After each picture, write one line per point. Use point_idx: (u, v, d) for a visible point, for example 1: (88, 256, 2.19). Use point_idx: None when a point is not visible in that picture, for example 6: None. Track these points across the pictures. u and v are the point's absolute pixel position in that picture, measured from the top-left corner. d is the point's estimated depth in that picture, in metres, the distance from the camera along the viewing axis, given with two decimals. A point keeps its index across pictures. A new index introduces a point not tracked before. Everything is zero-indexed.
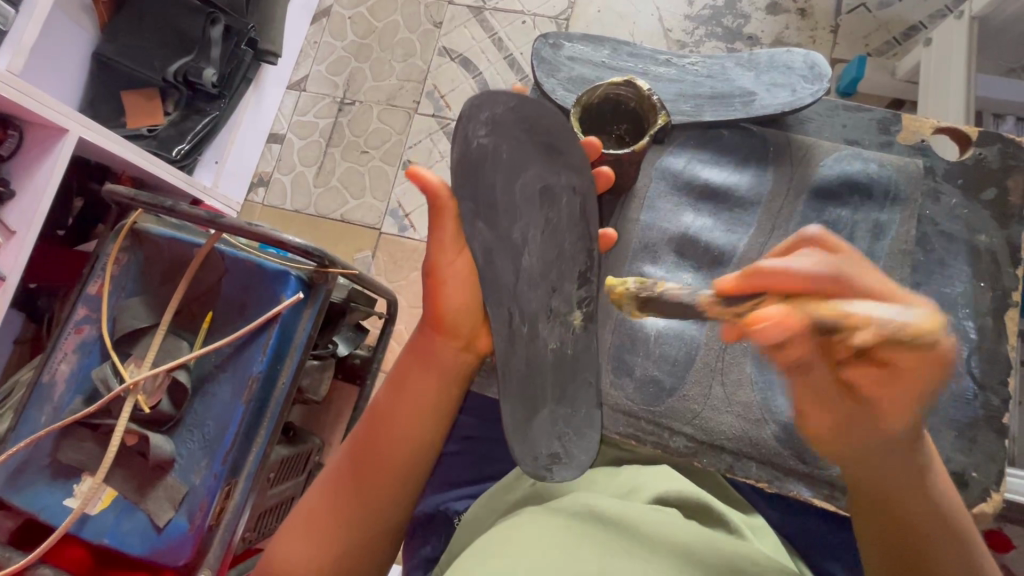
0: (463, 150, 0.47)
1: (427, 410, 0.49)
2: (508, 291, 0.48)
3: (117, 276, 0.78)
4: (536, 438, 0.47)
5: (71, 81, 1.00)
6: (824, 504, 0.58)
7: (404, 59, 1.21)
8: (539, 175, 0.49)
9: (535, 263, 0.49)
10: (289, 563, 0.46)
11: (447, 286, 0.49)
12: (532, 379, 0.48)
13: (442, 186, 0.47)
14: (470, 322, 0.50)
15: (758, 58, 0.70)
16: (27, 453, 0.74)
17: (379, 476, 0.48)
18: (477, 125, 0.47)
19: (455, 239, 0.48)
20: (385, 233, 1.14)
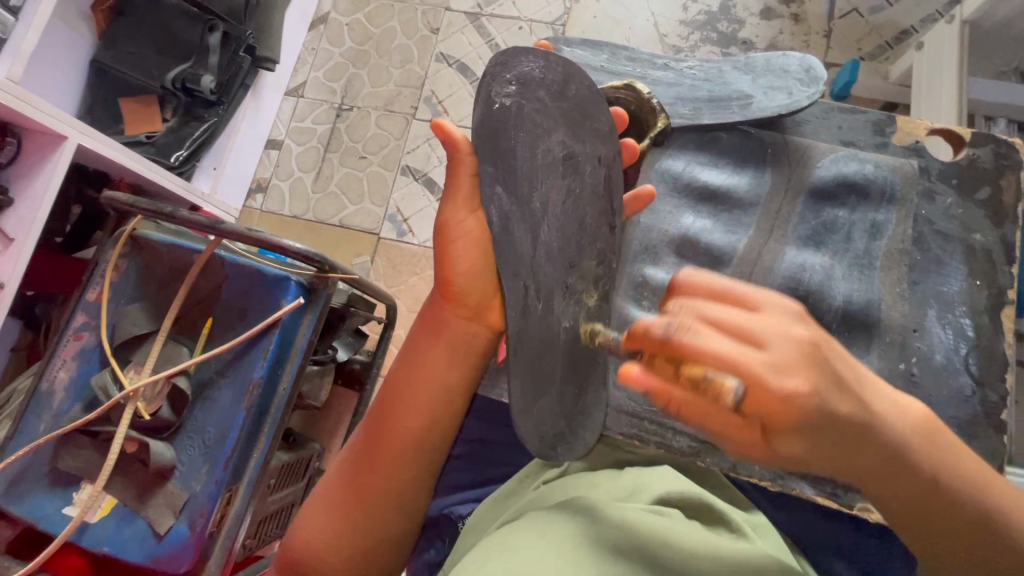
0: (486, 109, 0.46)
1: (434, 387, 0.52)
2: (527, 262, 0.45)
3: (117, 282, 0.78)
4: (542, 419, 0.48)
5: (70, 89, 1.00)
6: (826, 502, 0.59)
7: (402, 65, 1.22)
8: (563, 140, 0.47)
9: (553, 236, 0.47)
10: (310, 530, 0.52)
11: (457, 247, 0.48)
12: (543, 360, 0.46)
13: (463, 139, 0.46)
14: (481, 290, 0.50)
15: (755, 62, 0.71)
16: (26, 461, 0.74)
17: (387, 452, 0.52)
18: (503, 82, 0.46)
19: (469, 199, 0.47)
20: (384, 238, 1.14)
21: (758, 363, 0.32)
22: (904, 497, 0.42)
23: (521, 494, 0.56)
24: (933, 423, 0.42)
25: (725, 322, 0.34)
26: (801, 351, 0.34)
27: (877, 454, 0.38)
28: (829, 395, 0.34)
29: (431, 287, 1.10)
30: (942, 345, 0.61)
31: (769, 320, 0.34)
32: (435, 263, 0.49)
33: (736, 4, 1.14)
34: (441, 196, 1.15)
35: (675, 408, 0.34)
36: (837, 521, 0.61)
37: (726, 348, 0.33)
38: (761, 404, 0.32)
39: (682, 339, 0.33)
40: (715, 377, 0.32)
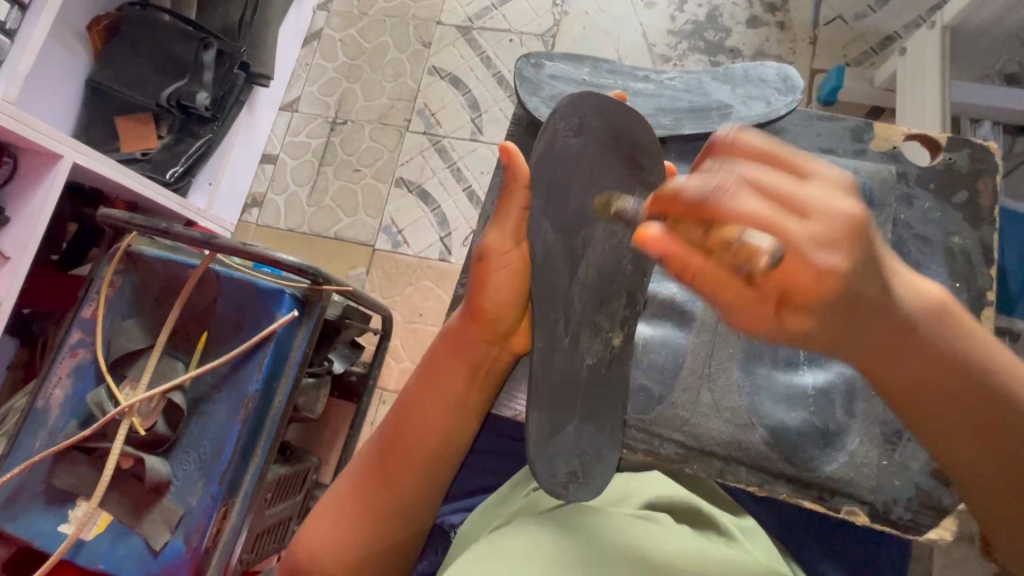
0: (548, 145, 0.45)
1: (453, 407, 0.54)
2: (563, 299, 0.48)
3: (112, 298, 0.78)
4: (558, 455, 0.48)
5: (65, 108, 1.02)
6: (813, 506, 0.59)
7: (394, 79, 1.24)
8: (614, 185, 0.50)
9: (590, 272, 0.50)
10: (320, 540, 0.52)
11: (496, 275, 0.50)
12: (565, 387, 0.49)
13: (525, 173, 0.46)
14: (509, 316, 0.52)
15: (734, 73, 0.72)
16: (21, 479, 0.74)
17: (401, 462, 0.53)
18: (569, 123, 0.46)
19: (517, 230, 0.48)
20: (378, 249, 1.15)
21: (798, 237, 0.32)
22: (916, 370, 0.40)
23: (513, 501, 0.56)
24: (950, 302, 0.41)
25: (771, 182, 0.33)
26: (846, 225, 0.33)
27: (888, 323, 0.38)
28: (862, 271, 0.34)
29: (426, 297, 1.11)
30: None
31: (813, 190, 0.33)
32: (471, 287, 0.51)
33: (723, 13, 1.15)
34: (435, 207, 1.16)
35: (690, 277, 0.35)
36: (826, 522, 0.61)
37: (759, 206, 0.32)
38: (787, 272, 0.33)
39: (717, 200, 0.32)
40: (747, 240, 0.33)
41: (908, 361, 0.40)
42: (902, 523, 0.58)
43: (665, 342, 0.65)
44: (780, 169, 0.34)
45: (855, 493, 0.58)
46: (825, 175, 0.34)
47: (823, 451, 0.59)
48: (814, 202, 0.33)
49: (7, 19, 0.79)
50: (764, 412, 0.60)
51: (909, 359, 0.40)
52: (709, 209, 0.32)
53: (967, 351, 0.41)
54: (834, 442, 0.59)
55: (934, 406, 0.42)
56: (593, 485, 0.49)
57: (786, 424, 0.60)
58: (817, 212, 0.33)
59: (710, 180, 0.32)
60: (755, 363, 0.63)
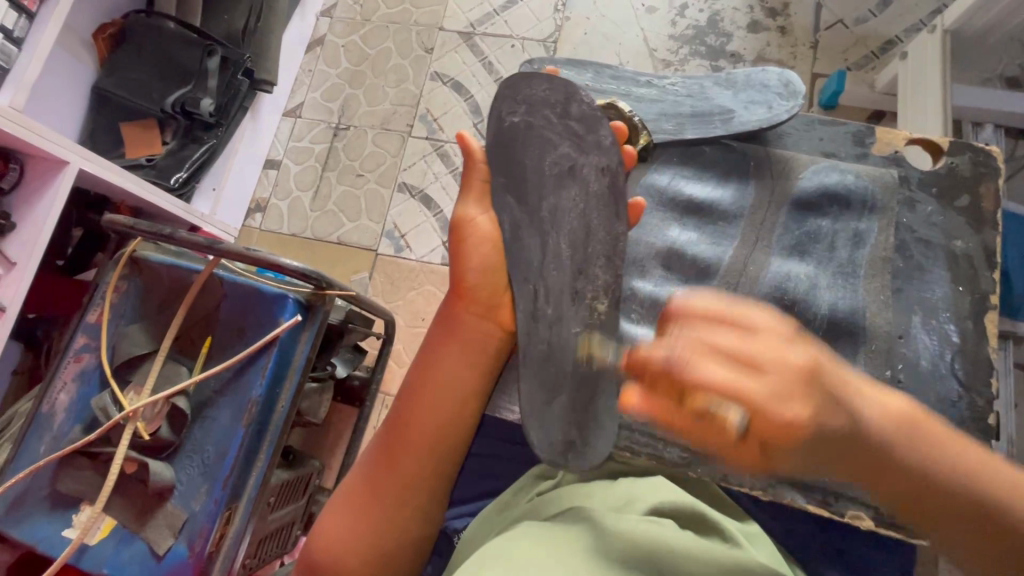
0: (497, 126, 0.56)
1: (450, 389, 0.53)
2: (536, 267, 0.52)
3: (117, 303, 0.79)
4: (552, 425, 0.50)
5: (71, 114, 1.03)
6: (819, 509, 0.59)
7: (396, 84, 1.24)
8: (568, 153, 0.54)
9: (562, 240, 0.53)
10: (331, 532, 0.53)
11: (469, 246, 0.54)
12: (552, 359, 0.50)
13: (478, 152, 0.56)
14: (491, 286, 0.54)
15: (735, 77, 0.72)
16: (26, 483, 0.74)
17: (404, 450, 0.53)
18: (512, 108, 0.56)
19: (481, 205, 0.55)
20: (381, 254, 1.16)
21: (754, 391, 0.33)
22: (899, 484, 0.39)
23: (515, 507, 0.56)
24: (918, 416, 0.40)
25: (720, 344, 0.34)
26: (799, 376, 0.34)
27: (897, 468, 0.38)
28: (827, 418, 0.34)
29: (429, 302, 1.11)
30: (927, 350, 0.62)
31: (763, 342, 0.34)
32: (450, 262, 0.55)
33: (723, 18, 1.16)
34: (437, 212, 1.16)
35: (675, 431, 0.35)
36: (828, 527, 0.61)
37: (719, 375, 0.33)
38: (762, 434, 0.33)
39: (683, 370, 0.33)
40: (717, 410, 0.33)
41: (902, 483, 0.39)
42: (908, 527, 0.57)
43: None
44: (732, 321, 0.35)
45: (860, 497, 0.58)
46: (778, 319, 0.35)
47: None
48: (771, 359, 0.34)
49: (13, 26, 0.80)
50: None
51: (901, 485, 0.39)
52: (674, 375, 0.34)
53: (948, 466, 0.40)
54: None
55: (951, 525, 0.41)
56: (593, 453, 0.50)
57: None
58: (769, 374, 0.33)
59: (672, 350, 0.34)
60: None
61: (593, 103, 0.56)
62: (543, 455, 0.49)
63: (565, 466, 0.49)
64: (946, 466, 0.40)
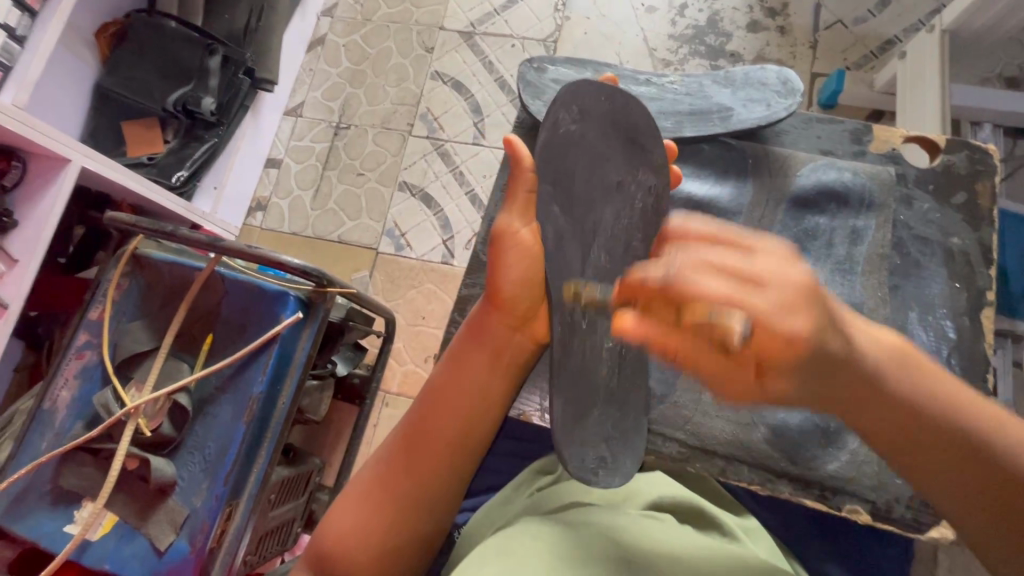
0: (551, 133, 0.50)
1: (473, 392, 0.53)
2: (575, 278, 0.50)
3: (119, 301, 0.79)
4: (585, 441, 0.50)
5: (73, 113, 1.03)
6: (816, 504, 0.59)
7: (397, 83, 1.25)
8: (617, 169, 0.53)
9: (602, 254, 0.52)
10: (342, 526, 0.52)
11: (507, 255, 0.50)
12: (584, 372, 0.50)
13: (529, 160, 0.49)
14: (526, 298, 0.51)
15: (734, 75, 0.73)
16: (28, 479, 0.74)
17: (427, 450, 0.53)
18: (568, 112, 0.51)
19: (524, 214, 0.50)
20: (382, 252, 1.16)
21: (758, 304, 0.33)
22: (887, 414, 0.40)
23: (515, 502, 0.57)
24: (908, 353, 0.41)
25: (719, 261, 0.34)
26: (799, 290, 0.34)
27: (889, 400, 0.40)
28: (823, 330, 0.36)
29: (429, 301, 1.12)
30: (924, 347, 0.62)
31: (765, 261, 0.35)
32: (486, 271, 0.51)
33: (723, 18, 1.16)
34: (437, 211, 1.17)
35: (674, 356, 0.34)
36: (826, 522, 0.61)
37: (724, 286, 0.33)
38: (760, 345, 0.34)
39: (683, 279, 0.33)
40: (719, 320, 0.32)
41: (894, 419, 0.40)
42: (903, 521, 0.58)
43: None
44: (734, 247, 0.35)
45: (857, 492, 0.58)
46: (777, 244, 0.36)
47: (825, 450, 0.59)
48: (766, 261, 0.35)
49: (17, 25, 0.81)
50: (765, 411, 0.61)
51: (893, 416, 0.40)
52: (678, 286, 0.33)
53: (969, 421, 0.40)
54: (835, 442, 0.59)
55: (948, 476, 0.41)
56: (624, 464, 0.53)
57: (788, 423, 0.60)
58: (777, 279, 0.34)
59: (669, 265, 0.33)
60: None
61: (652, 121, 0.54)
62: (578, 476, 0.48)
63: (597, 481, 0.50)
64: (941, 407, 0.40)
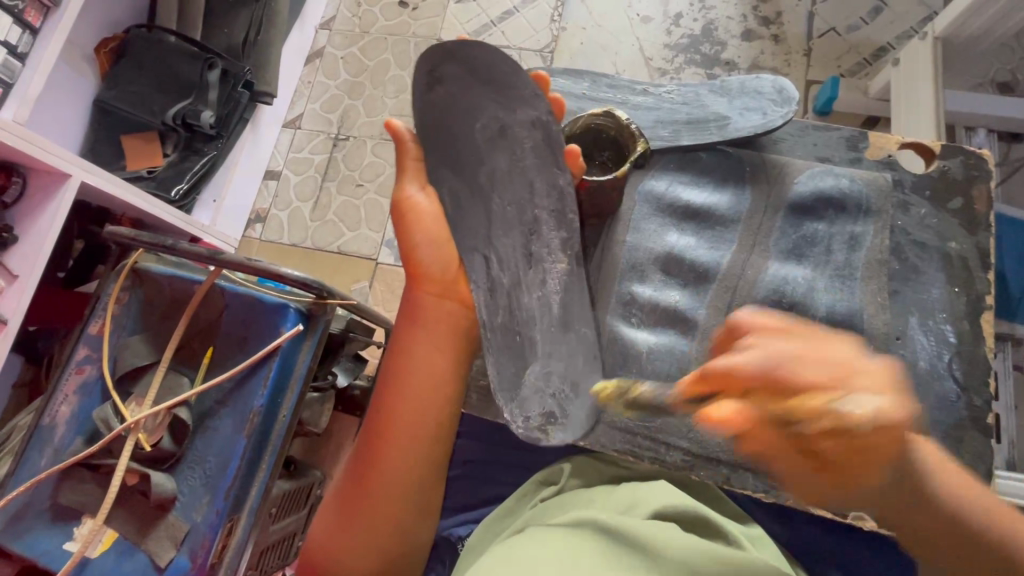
0: (422, 108, 0.56)
1: (420, 377, 0.56)
2: (483, 238, 0.57)
3: (118, 314, 0.79)
4: (527, 399, 0.54)
5: (73, 127, 1.04)
6: (821, 512, 0.58)
7: (396, 95, 1.26)
8: (497, 114, 0.54)
9: (507, 206, 0.56)
10: (330, 531, 0.56)
11: (415, 226, 0.57)
12: (517, 325, 0.56)
13: (405, 133, 0.58)
14: (445, 265, 0.58)
15: (730, 84, 0.74)
16: (27, 496, 0.74)
17: (384, 442, 0.55)
18: (433, 83, 0.55)
19: (418, 180, 0.58)
20: (381, 263, 1.16)
21: (859, 398, 0.35)
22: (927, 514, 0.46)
23: (518, 515, 0.57)
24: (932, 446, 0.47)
25: (814, 354, 0.37)
26: (886, 376, 0.37)
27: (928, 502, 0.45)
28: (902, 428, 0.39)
29: None
30: (924, 352, 0.62)
31: (845, 352, 0.38)
32: (399, 245, 0.58)
33: (717, 27, 1.17)
34: None
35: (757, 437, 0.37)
36: (831, 529, 0.61)
37: (822, 377, 0.36)
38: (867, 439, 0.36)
39: (777, 371, 0.36)
40: (837, 412, 0.35)
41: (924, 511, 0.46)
42: None
43: (668, 350, 0.65)
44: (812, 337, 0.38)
45: None
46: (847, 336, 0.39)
47: None
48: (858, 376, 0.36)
49: (18, 42, 0.81)
50: None
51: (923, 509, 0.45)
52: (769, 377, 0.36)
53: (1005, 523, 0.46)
54: None
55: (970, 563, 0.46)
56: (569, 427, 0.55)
57: None
58: (874, 377, 0.37)
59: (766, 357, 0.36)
60: None
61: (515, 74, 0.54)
62: (523, 436, 0.53)
63: (544, 439, 0.54)
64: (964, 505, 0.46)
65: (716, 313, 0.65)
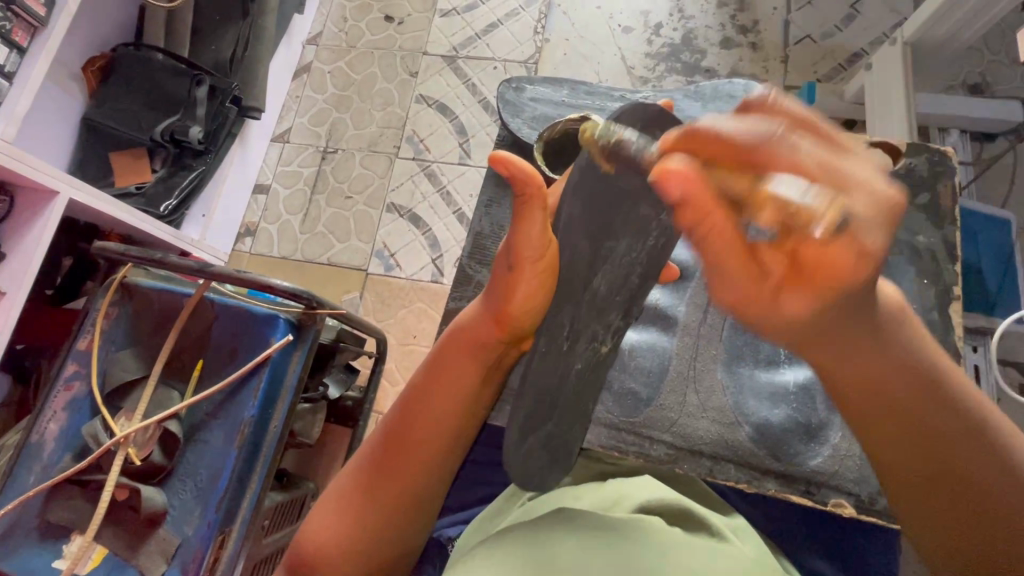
0: (612, 154, 0.44)
1: (459, 399, 0.49)
2: (570, 313, 0.49)
3: (107, 330, 0.79)
4: (528, 452, 0.52)
5: (61, 145, 1.04)
6: (802, 501, 0.59)
7: (383, 107, 1.27)
8: (654, 216, 0.52)
9: (604, 286, 0.51)
10: (326, 533, 0.49)
11: (524, 278, 0.43)
12: (548, 391, 0.52)
13: (532, 176, 0.41)
14: (532, 322, 0.47)
15: (704, 89, 0.76)
16: (15, 515, 0.73)
17: (411, 457, 0.49)
18: (647, 133, 0.45)
19: (541, 238, 0.43)
20: (372, 274, 1.17)
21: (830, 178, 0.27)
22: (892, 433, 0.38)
23: (508, 512, 0.57)
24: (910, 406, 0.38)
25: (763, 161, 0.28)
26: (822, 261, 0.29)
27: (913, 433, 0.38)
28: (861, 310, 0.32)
29: (419, 319, 1.12)
30: None
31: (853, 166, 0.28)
32: (493, 288, 0.46)
33: (696, 36, 1.20)
34: (426, 231, 1.18)
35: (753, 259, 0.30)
36: (816, 521, 0.62)
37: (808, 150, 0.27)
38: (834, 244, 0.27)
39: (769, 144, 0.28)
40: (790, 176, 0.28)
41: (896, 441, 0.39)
42: (888, 514, 0.58)
43: (651, 347, 0.66)
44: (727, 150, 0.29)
45: (841, 487, 0.59)
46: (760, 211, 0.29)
47: (809, 447, 0.60)
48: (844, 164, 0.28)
49: (4, 62, 0.82)
50: (748, 410, 0.62)
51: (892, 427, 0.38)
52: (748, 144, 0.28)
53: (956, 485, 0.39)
54: (817, 437, 0.61)
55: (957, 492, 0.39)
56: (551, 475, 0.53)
57: (770, 421, 0.62)
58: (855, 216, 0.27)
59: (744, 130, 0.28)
60: (737, 364, 0.64)
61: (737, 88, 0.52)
62: (514, 478, 0.53)
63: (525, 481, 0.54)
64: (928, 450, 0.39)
65: (698, 310, 0.67)
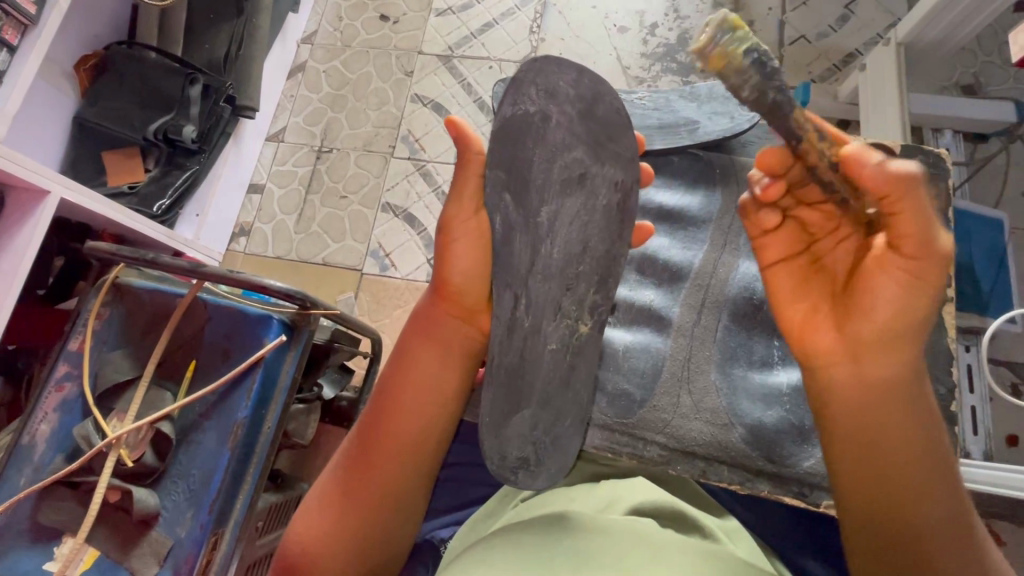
0: (505, 119, 0.50)
1: (424, 385, 0.53)
2: (519, 276, 0.52)
3: (99, 330, 0.78)
4: (509, 440, 0.53)
5: (53, 144, 1.03)
6: (795, 502, 0.60)
7: (378, 107, 1.27)
8: (581, 159, 0.52)
9: (556, 253, 0.54)
10: (311, 531, 0.52)
11: (457, 246, 0.52)
12: (521, 373, 0.53)
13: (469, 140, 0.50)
14: (475, 292, 0.53)
15: (699, 90, 0.77)
16: (5, 517, 0.72)
17: (384, 446, 0.52)
18: (529, 95, 0.50)
19: (472, 199, 0.51)
20: (367, 274, 1.16)
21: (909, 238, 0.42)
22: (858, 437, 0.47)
23: (502, 514, 0.57)
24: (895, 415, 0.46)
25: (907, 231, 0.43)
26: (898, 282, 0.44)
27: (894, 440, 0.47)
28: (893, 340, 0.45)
29: None
30: None
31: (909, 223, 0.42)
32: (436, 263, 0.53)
33: (692, 36, 1.21)
34: (421, 230, 1.18)
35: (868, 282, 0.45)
36: (809, 521, 0.62)
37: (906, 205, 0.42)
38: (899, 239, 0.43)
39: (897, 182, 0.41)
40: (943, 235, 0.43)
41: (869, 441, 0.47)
42: None
43: (644, 348, 0.66)
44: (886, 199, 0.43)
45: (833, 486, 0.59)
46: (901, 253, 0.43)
47: (800, 447, 0.60)
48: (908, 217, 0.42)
49: None
50: (741, 412, 0.62)
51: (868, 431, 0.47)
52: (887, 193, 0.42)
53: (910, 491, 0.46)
54: (808, 439, 0.60)
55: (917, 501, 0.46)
56: (546, 474, 0.54)
57: (763, 422, 0.62)
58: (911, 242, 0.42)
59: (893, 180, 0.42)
60: (732, 364, 0.65)
61: None
62: (492, 471, 0.53)
63: (513, 481, 0.53)
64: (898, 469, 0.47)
65: (692, 311, 0.67)
